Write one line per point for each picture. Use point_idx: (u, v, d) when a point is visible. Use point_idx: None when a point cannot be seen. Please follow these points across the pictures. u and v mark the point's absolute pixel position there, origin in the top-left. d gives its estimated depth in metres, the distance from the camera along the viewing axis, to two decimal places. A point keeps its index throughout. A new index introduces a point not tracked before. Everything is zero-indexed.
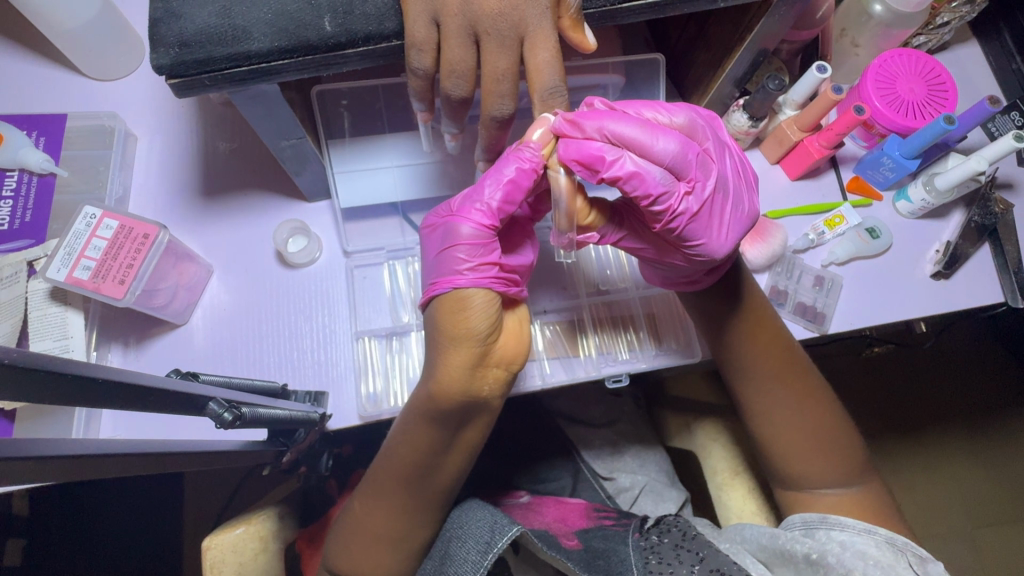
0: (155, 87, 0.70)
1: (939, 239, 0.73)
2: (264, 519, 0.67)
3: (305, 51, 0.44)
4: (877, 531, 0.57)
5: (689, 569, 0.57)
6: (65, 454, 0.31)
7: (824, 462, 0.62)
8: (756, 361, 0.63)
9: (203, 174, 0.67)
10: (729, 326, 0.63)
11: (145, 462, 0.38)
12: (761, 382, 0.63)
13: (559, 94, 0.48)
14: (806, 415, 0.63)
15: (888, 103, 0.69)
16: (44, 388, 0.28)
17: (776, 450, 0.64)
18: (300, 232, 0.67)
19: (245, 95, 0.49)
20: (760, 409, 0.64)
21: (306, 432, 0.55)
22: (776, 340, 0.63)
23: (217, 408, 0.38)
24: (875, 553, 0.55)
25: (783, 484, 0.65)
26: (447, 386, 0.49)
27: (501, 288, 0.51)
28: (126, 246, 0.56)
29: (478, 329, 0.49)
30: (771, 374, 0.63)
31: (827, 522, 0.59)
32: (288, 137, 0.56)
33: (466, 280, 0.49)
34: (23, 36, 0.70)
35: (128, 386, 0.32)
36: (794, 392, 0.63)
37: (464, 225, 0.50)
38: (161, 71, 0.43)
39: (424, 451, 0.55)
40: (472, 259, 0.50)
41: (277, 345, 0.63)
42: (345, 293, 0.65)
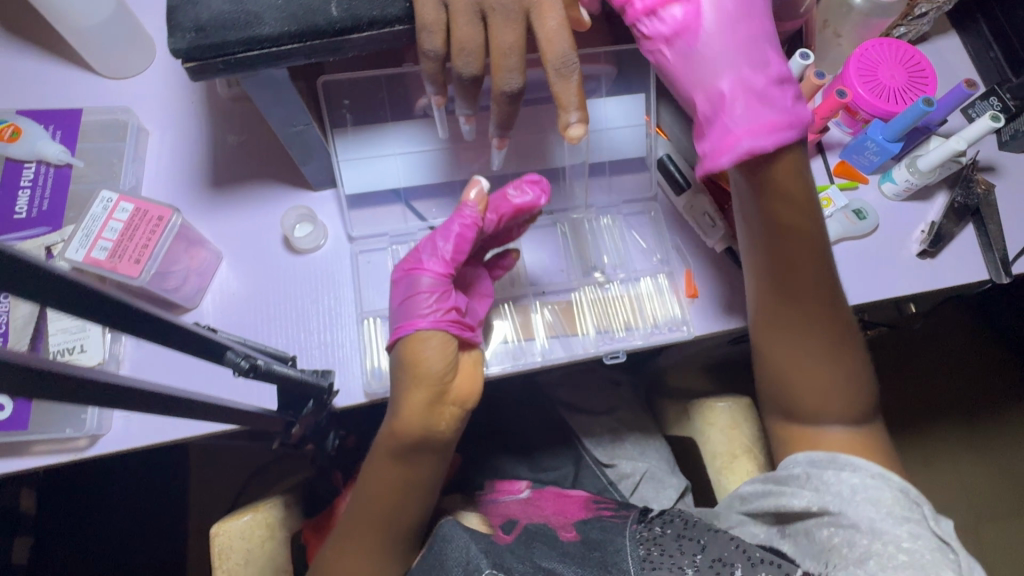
0: (166, 83, 0.73)
1: (925, 220, 0.76)
2: (270, 506, 0.80)
3: (312, 35, 0.47)
4: (891, 478, 0.57)
5: (692, 558, 0.59)
6: (100, 377, 0.34)
7: (837, 397, 0.62)
8: (798, 288, 0.58)
9: (213, 165, 0.70)
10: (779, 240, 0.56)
11: (171, 408, 0.41)
12: (791, 311, 0.60)
13: (571, 62, 0.49)
14: (826, 349, 0.61)
15: (871, 89, 0.73)
16: (91, 303, 0.33)
17: (789, 377, 0.63)
18: (308, 218, 0.69)
19: (257, 80, 0.52)
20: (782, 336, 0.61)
21: (313, 405, 0.57)
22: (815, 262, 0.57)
23: (235, 356, 0.44)
24: (891, 499, 0.55)
25: (789, 415, 0.65)
26: (406, 423, 0.56)
27: (456, 325, 0.59)
28: (141, 227, 0.58)
29: (435, 369, 0.56)
30: (801, 299, 0.59)
31: (838, 463, 0.60)
32: (297, 123, 0.59)
33: (425, 322, 0.58)
34: (37, 37, 0.72)
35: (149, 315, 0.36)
36: (824, 325, 0.60)
37: (424, 276, 0.60)
38: (178, 55, 0.46)
39: (395, 490, 0.61)
40: (432, 303, 0.59)
41: (286, 327, 0.66)
42: (351, 277, 0.68)
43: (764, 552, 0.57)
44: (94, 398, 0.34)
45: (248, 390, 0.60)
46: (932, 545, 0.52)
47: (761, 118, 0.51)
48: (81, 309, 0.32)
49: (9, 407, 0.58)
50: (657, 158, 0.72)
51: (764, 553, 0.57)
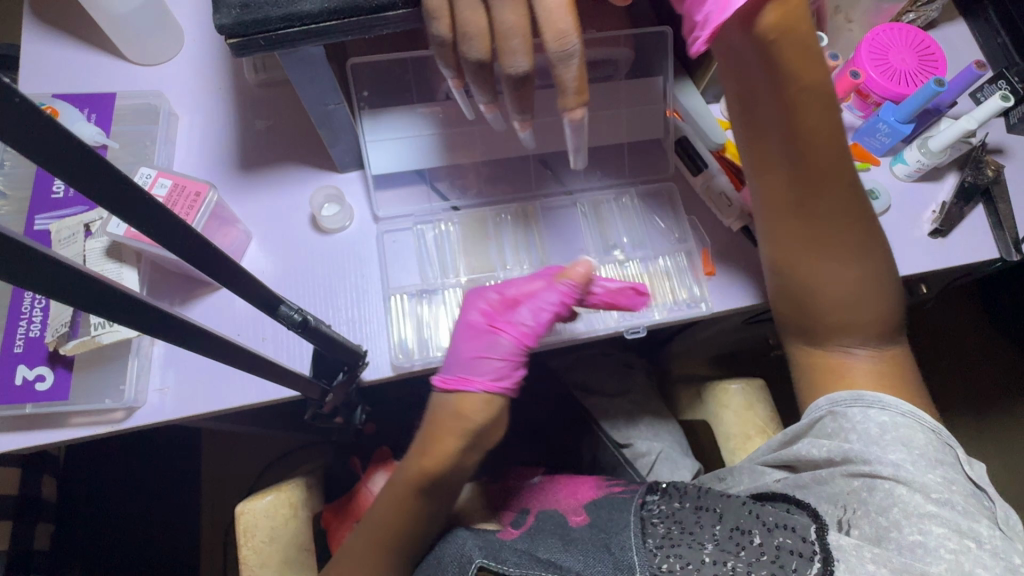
0: (196, 69, 0.75)
1: (936, 201, 0.78)
2: (293, 488, 0.81)
3: (351, 12, 0.49)
4: (922, 417, 0.59)
5: (711, 529, 0.58)
6: (173, 312, 0.36)
7: (865, 320, 0.64)
8: (823, 207, 0.60)
9: (242, 148, 0.72)
10: (801, 157, 0.58)
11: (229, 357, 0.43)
12: (818, 233, 0.61)
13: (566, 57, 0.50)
14: (853, 271, 0.62)
15: (882, 73, 0.74)
16: (154, 227, 0.36)
17: (818, 302, 0.64)
18: (335, 199, 0.70)
19: (294, 57, 0.53)
20: (810, 259, 0.62)
21: (345, 375, 0.59)
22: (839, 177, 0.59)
23: (288, 312, 0.49)
24: (923, 440, 0.57)
25: (813, 340, 0.66)
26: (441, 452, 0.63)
27: (511, 388, 0.65)
28: (180, 202, 0.60)
29: (479, 413, 0.63)
30: (830, 216, 0.60)
31: (865, 401, 0.61)
32: (329, 102, 0.60)
33: (495, 380, 0.63)
34: (70, 25, 0.74)
35: (203, 244, 0.40)
36: (849, 243, 0.61)
37: (506, 339, 0.63)
38: (223, 30, 0.48)
39: (404, 517, 0.65)
40: (505, 364, 0.63)
41: (315, 304, 0.67)
42: (376, 256, 0.69)
43: (778, 514, 0.56)
44: (164, 333, 0.36)
45: (292, 351, 0.63)
46: (964, 490, 0.54)
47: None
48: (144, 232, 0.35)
49: (51, 377, 0.59)
50: (675, 139, 0.73)
51: (778, 516, 0.56)
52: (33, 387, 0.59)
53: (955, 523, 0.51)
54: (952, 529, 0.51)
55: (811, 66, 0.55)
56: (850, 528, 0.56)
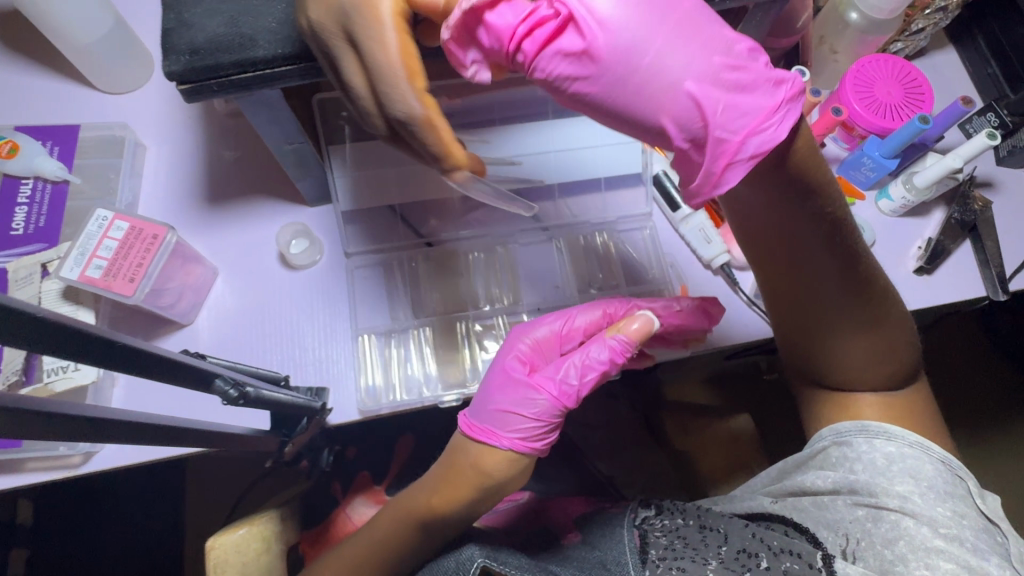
0: (164, 99, 0.73)
1: (922, 236, 0.76)
2: (265, 521, 0.79)
3: (306, 57, 0.47)
4: (932, 450, 0.58)
5: (717, 550, 0.57)
6: (60, 410, 0.34)
7: (875, 370, 0.60)
8: (830, 279, 0.53)
9: (210, 181, 0.70)
10: (804, 236, 0.50)
11: (119, 435, 0.39)
12: (826, 299, 0.55)
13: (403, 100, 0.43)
14: (859, 330, 0.58)
15: (867, 106, 0.72)
16: (65, 342, 0.33)
17: (820, 351, 0.61)
18: (303, 234, 0.68)
19: (250, 100, 0.52)
20: (810, 333, 0.59)
21: (307, 421, 0.57)
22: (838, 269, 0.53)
23: (224, 386, 0.44)
24: (934, 473, 0.56)
25: (818, 381, 0.64)
26: (454, 493, 0.59)
27: (541, 449, 0.60)
28: (135, 246, 0.58)
29: (495, 469, 0.59)
30: (828, 296, 0.55)
31: (870, 431, 0.59)
32: (292, 141, 0.59)
33: (516, 440, 0.58)
34: (37, 54, 0.73)
35: (75, 333, 0.33)
36: (860, 307, 0.56)
37: (542, 397, 0.58)
38: (172, 77, 0.46)
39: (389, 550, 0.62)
40: (532, 426, 0.58)
41: (280, 343, 0.65)
42: (346, 294, 0.68)
43: (781, 539, 0.57)
44: (53, 429, 0.34)
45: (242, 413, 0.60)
46: (974, 524, 0.53)
47: (764, 109, 0.42)
48: (58, 348, 0.32)
49: None
50: (652, 174, 0.72)
51: (782, 540, 0.57)
52: None
53: (963, 559, 0.51)
54: (960, 565, 0.50)
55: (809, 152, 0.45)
56: (855, 558, 0.55)
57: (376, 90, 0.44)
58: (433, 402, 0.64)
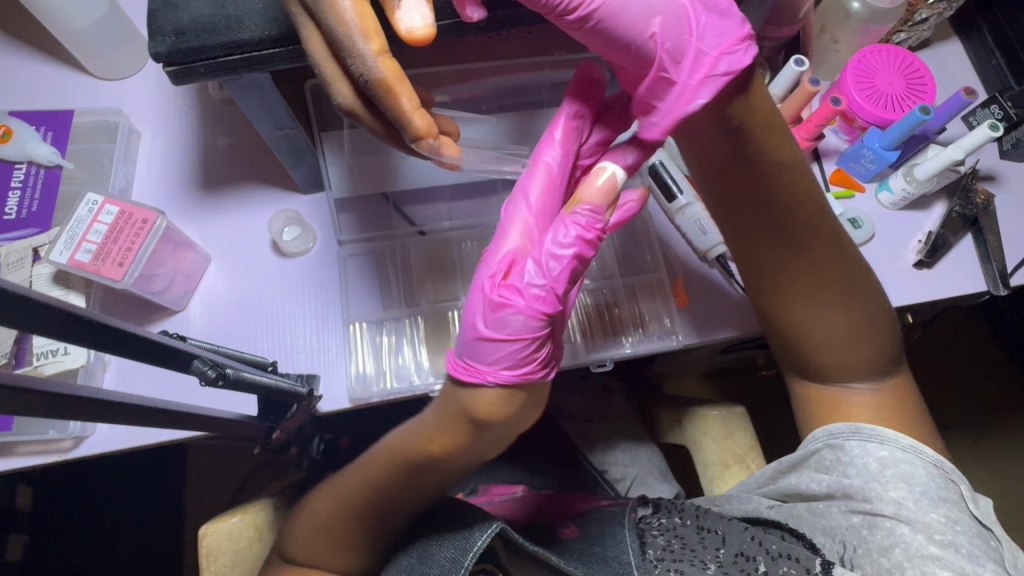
0: (159, 85, 0.73)
1: (922, 229, 0.75)
2: (258, 510, 0.79)
3: (295, 40, 0.47)
4: (924, 453, 0.57)
5: (714, 554, 0.57)
6: (39, 386, 0.33)
7: (858, 355, 0.61)
8: (804, 244, 0.55)
9: (204, 167, 0.70)
10: (776, 197, 0.52)
11: (116, 416, 0.39)
12: (807, 268, 0.57)
13: (365, 70, 0.42)
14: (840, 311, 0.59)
15: (867, 96, 0.71)
16: (37, 317, 0.32)
17: (807, 339, 0.61)
18: (296, 222, 0.69)
19: (239, 84, 0.51)
20: (795, 309, 0.59)
21: (296, 408, 0.57)
22: (812, 218, 0.54)
23: (202, 366, 0.43)
24: (926, 479, 0.55)
25: (808, 374, 0.64)
26: (444, 441, 0.54)
27: (535, 373, 0.49)
28: (125, 230, 0.58)
29: (499, 412, 0.50)
30: (812, 260, 0.56)
31: (863, 433, 0.59)
32: (284, 126, 0.58)
33: (496, 374, 0.49)
34: (31, 39, 0.73)
35: (47, 307, 0.32)
36: (838, 287, 0.57)
37: (517, 307, 0.48)
38: (159, 59, 0.46)
39: (382, 491, 0.61)
40: (512, 339, 0.48)
41: (273, 330, 0.65)
42: (338, 282, 0.67)
43: (780, 542, 0.56)
44: (32, 407, 0.33)
45: (230, 397, 0.60)
46: (969, 529, 0.53)
47: (724, 36, 0.47)
48: (32, 324, 0.32)
49: None
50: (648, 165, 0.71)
51: (780, 545, 0.56)
52: None
53: (960, 566, 0.50)
54: (955, 572, 0.50)
55: (767, 107, 0.50)
56: (853, 566, 0.55)
57: (340, 58, 0.43)
58: (424, 391, 0.64)
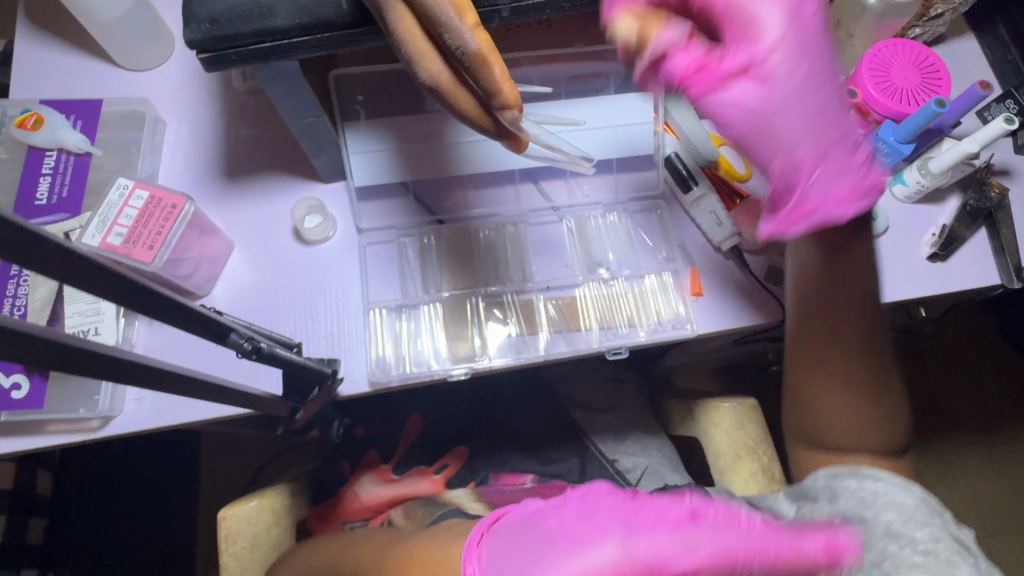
0: (183, 75, 0.75)
1: (936, 223, 0.75)
2: (277, 494, 0.80)
3: (325, 27, 0.48)
4: (914, 487, 0.54)
5: None
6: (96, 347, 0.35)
7: (873, 441, 0.59)
8: (811, 376, 0.60)
9: (228, 156, 0.71)
10: (821, 350, 0.59)
11: (160, 385, 0.41)
12: (823, 393, 0.60)
13: (456, 43, 0.45)
14: (859, 406, 0.59)
15: (883, 90, 0.72)
16: (95, 280, 0.34)
17: (818, 430, 0.61)
18: (317, 210, 0.70)
19: (268, 72, 0.53)
20: (813, 400, 0.60)
21: (319, 389, 0.58)
22: (863, 297, 0.57)
23: (238, 339, 0.46)
24: (912, 503, 0.53)
25: (812, 443, 0.62)
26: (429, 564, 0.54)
27: None
28: (155, 214, 0.61)
29: None
30: (830, 353, 0.58)
31: (862, 474, 0.56)
32: (308, 115, 0.60)
33: None
34: (61, 30, 0.75)
35: (104, 271, 0.34)
36: (859, 390, 0.59)
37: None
38: (193, 46, 0.47)
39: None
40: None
41: (294, 315, 0.67)
42: (359, 269, 0.69)
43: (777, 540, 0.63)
44: (87, 369, 0.35)
45: (256, 372, 0.62)
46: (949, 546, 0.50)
47: (840, 184, 0.50)
48: (89, 286, 0.34)
49: (26, 385, 0.60)
50: (664, 156, 0.72)
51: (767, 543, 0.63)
52: (9, 395, 0.60)
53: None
54: None
55: (851, 262, 0.56)
56: None
57: (430, 31, 0.46)
58: (443, 375, 0.65)
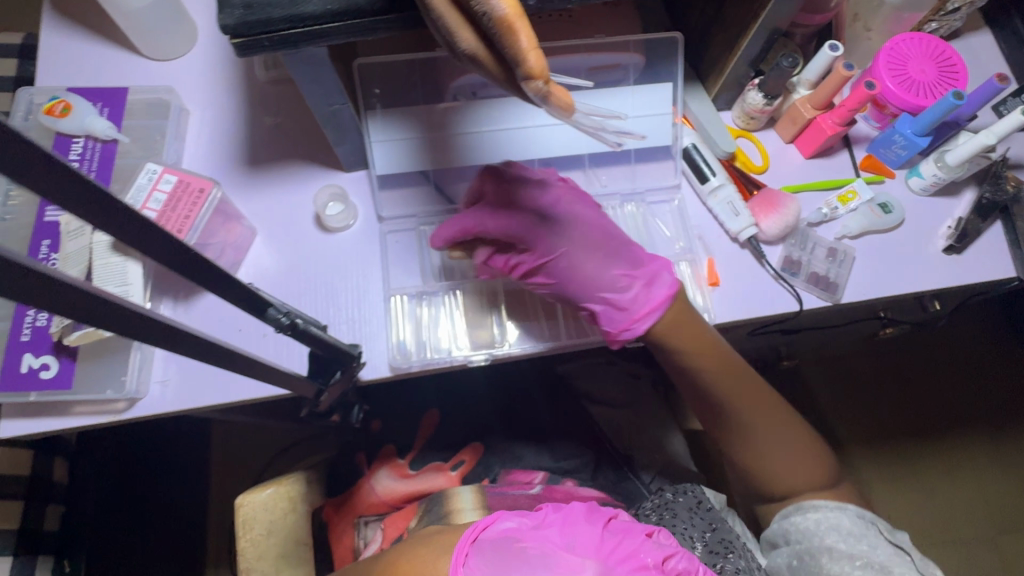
0: (207, 65, 0.76)
1: (952, 216, 0.75)
2: (293, 482, 0.80)
3: (354, 14, 0.49)
4: (848, 507, 0.66)
5: (700, 532, 0.68)
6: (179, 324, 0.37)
7: (812, 468, 0.68)
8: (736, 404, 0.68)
9: (251, 145, 0.72)
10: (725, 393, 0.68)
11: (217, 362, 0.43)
12: (759, 432, 0.68)
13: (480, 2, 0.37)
14: (790, 450, 0.68)
15: (900, 83, 0.72)
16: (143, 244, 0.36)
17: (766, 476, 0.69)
18: (339, 198, 0.70)
19: (297, 58, 0.54)
20: (750, 450, 0.69)
21: (340, 374, 0.60)
22: (762, 389, 0.69)
23: (276, 315, 0.48)
24: (850, 524, 0.64)
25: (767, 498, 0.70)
26: None
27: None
28: (183, 199, 0.63)
29: None
30: (753, 417, 0.68)
31: (802, 508, 0.66)
32: (333, 102, 0.61)
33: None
34: (87, 20, 0.76)
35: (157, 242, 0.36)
36: (777, 425, 0.68)
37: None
38: (226, 30, 0.48)
39: None
40: None
41: (316, 301, 0.68)
42: (379, 256, 0.70)
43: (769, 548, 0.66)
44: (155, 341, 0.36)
45: (281, 348, 0.64)
46: (889, 552, 0.61)
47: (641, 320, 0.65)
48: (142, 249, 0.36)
49: (55, 366, 0.60)
50: (682, 148, 0.73)
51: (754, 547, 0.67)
52: (38, 375, 0.60)
53: None
54: None
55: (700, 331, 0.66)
56: None
57: None
58: (462, 362, 0.66)
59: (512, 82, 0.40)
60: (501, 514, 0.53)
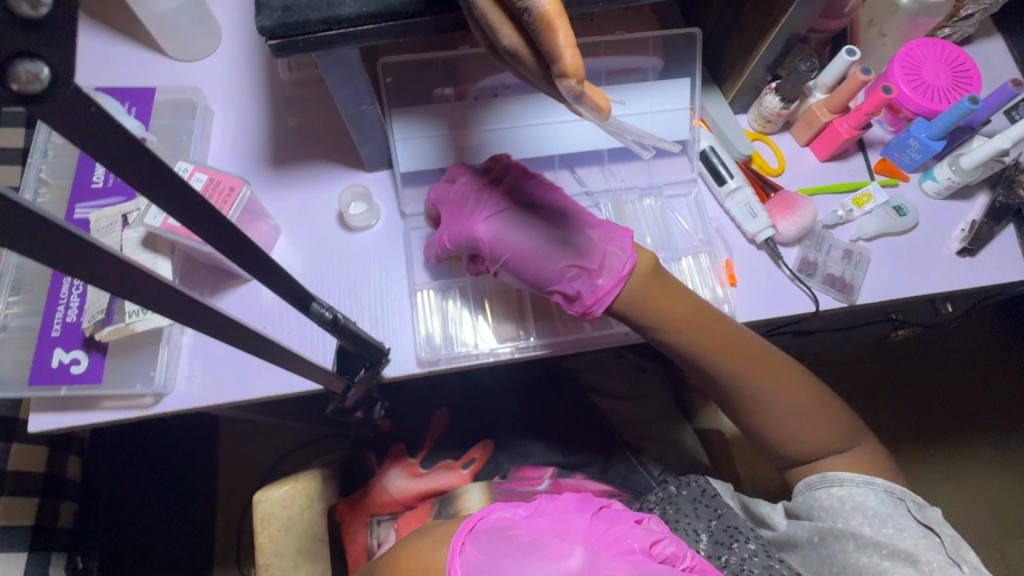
0: (232, 66, 0.77)
1: (965, 219, 0.76)
2: (309, 478, 0.81)
3: (388, 16, 0.50)
4: (875, 482, 0.64)
5: (705, 521, 0.68)
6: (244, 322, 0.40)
7: (829, 427, 0.66)
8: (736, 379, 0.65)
9: (275, 144, 0.73)
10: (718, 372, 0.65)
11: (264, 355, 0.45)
12: (768, 404, 0.66)
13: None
14: (800, 414, 0.66)
15: (915, 88, 0.73)
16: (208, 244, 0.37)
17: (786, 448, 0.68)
18: (363, 197, 0.72)
19: (331, 59, 0.55)
20: (765, 426, 0.67)
21: (369, 370, 0.63)
22: (755, 354, 0.66)
23: (320, 309, 0.52)
24: (876, 503, 0.62)
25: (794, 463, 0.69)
26: None
27: None
28: (214, 196, 0.63)
29: None
30: (753, 388, 0.66)
31: (827, 480, 0.65)
32: (362, 102, 0.62)
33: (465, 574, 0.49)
34: (115, 21, 0.77)
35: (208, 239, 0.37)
36: (784, 389, 0.66)
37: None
38: (264, 32, 0.49)
39: None
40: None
41: (340, 298, 0.69)
42: (403, 253, 0.71)
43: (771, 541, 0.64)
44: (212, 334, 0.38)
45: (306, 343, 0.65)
46: (916, 534, 0.59)
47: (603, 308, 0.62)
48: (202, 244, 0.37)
49: (85, 361, 0.62)
50: (699, 150, 0.74)
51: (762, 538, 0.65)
52: (69, 369, 0.61)
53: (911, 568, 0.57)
54: None
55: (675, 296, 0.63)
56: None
57: None
58: (488, 355, 0.67)
59: (546, 79, 0.41)
60: (496, 506, 0.54)
